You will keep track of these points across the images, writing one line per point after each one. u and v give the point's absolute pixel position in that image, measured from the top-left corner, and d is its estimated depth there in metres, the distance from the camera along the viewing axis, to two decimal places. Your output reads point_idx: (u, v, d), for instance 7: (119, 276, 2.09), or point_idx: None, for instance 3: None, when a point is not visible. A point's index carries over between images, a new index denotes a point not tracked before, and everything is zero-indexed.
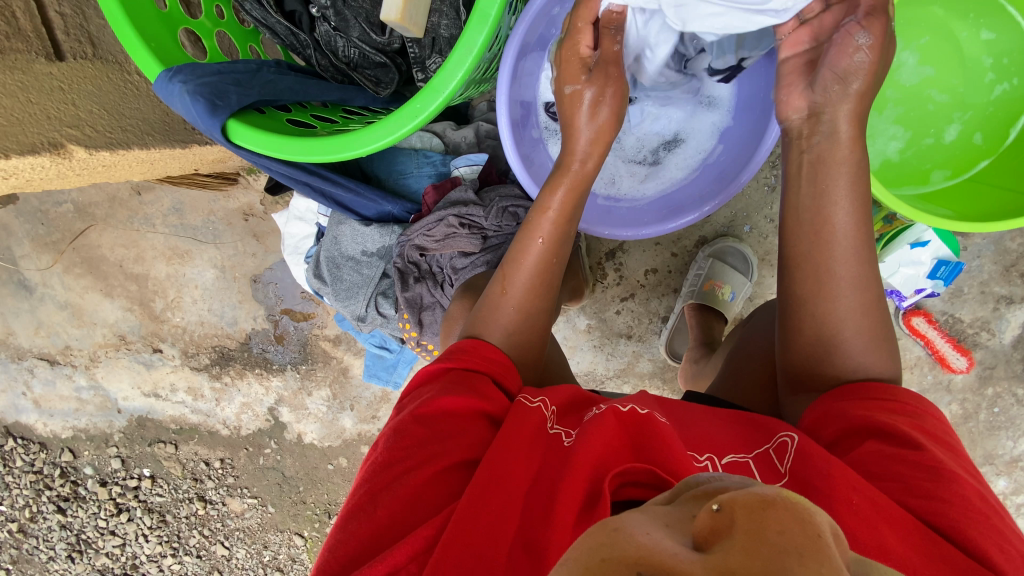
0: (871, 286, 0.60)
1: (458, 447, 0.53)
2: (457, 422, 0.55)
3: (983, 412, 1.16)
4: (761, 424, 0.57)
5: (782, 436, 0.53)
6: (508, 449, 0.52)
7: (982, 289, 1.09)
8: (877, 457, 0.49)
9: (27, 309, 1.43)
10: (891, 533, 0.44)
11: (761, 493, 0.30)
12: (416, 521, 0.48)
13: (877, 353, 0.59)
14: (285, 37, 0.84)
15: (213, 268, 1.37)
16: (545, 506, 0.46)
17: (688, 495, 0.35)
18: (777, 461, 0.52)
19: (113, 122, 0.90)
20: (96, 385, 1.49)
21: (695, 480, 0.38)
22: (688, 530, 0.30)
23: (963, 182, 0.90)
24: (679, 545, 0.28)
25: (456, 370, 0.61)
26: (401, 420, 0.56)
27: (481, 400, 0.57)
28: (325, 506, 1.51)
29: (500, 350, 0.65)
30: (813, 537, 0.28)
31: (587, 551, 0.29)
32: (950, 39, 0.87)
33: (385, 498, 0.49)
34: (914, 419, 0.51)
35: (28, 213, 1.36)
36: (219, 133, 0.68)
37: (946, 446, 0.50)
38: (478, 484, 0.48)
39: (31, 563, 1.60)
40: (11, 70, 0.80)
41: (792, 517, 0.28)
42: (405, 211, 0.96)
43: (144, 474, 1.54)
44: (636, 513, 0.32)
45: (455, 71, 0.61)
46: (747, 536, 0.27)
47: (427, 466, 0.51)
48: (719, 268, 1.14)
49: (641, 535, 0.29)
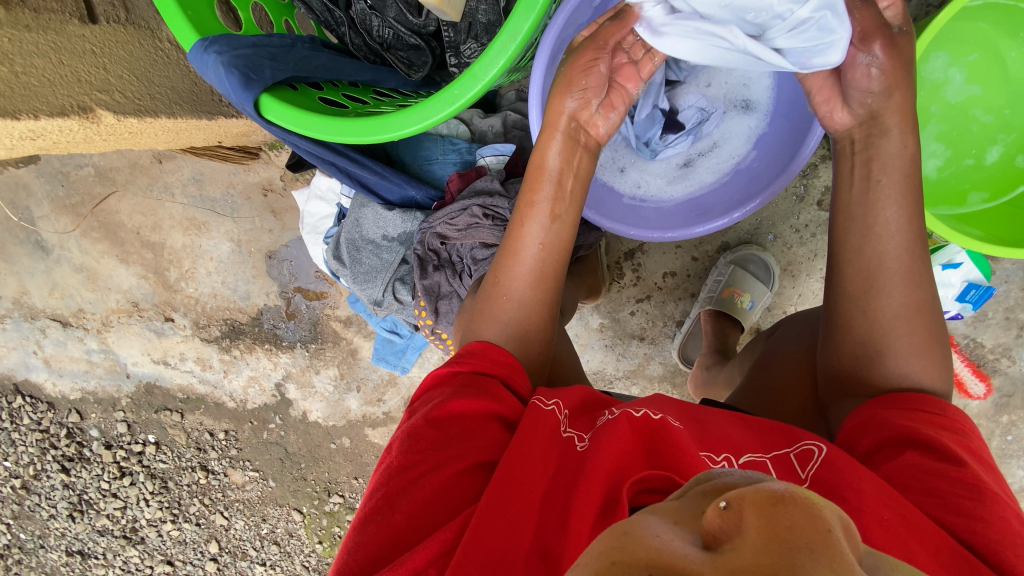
0: (915, 302, 0.58)
1: (471, 450, 0.53)
2: (471, 426, 0.55)
3: (996, 439, 1.14)
4: (784, 429, 0.56)
5: (807, 444, 0.52)
6: (522, 453, 0.51)
7: (1007, 315, 1.07)
8: (915, 470, 0.49)
9: (42, 269, 1.44)
10: (921, 548, 0.43)
11: (771, 489, 0.28)
12: (433, 525, 0.48)
13: (905, 379, 0.57)
14: (320, 13, 0.83)
15: (229, 242, 1.37)
16: (561, 511, 0.46)
17: (697, 491, 0.34)
18: (799, 466, 0.51)
19: (142, 89, 0.89)
20: (106, 350, 1.50)
21: (707, 475, 0.36)
22: (697, 527, 0.29)
23: (1001, 206, 0.88)
24: (688, 545, 0.27)
25: (467, 373, 0.60)
26: (415, 423, 0.56)
27: (493, 403, 0.57)
28: (325, 484, 1.52)
29: (510, 352, 0.64)
30: (824, 532, 0.26)
31: (598, 554, 0.28)
32: (997, 58, 0.84)
33: (402, 502, 0.49)
34: (957, 438, 0.51)
35: (49, 174, 1.36)
36: (252, 107, 0.67)
37: (986, 469, 0.49)
38: (494, 488, 0.48)
39: (32, 520, 1.62)
40: (44, 31, 0.80)
41: (803, 514, 0.27)
42: (428, 198, 0.95)
43: (149, 440, 1.55)
44: (647, 514, 0.32)
45: (496, 58, 0.60)
46: (758, 535, 0.26)
47: (443, 469, 0.51)
48: (739, 276, 1.12)
49: (652, 537, 0.28)
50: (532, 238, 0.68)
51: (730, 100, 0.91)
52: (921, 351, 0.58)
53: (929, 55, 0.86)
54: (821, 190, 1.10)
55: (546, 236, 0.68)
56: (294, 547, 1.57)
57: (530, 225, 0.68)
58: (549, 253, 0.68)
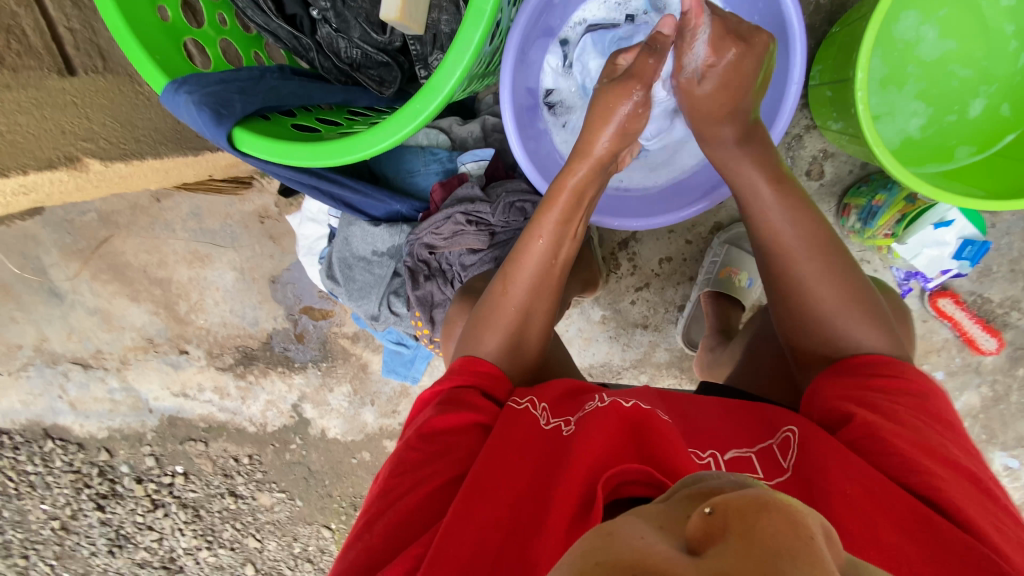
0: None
1: (448, 464, 0.54)
2: (448, 440, 0.57)
3: (1014, 394, 1.12)
4: (765, 418, 0.59)
5: (784, 433, 0.55)
6: (497, 456, 0.52)
7: (1012, 268, 1.05)
8: (868, 438, 0.51)
9: (58, 316, 1.48)
10: (885, 521, 0.45)
11: (755, 494, 0.29)
12: (413, 538, 0.49)
13: None
14: (288, 41, 0.84)
15: (233, 271, 1.40)
16: (538, 510, 0.46)
17: (684, 494, 0.34)
18: (781, 456, 0.54)
19: (126, 133, 0.93)
20: (128, 387, 1.54)
21: (694, 478, 0.37)
22: (681, 534, 0.30)
23: (989, 157, 0.87)
24: (672, 549, 0.28)
25: (446, 388, 0.63)
26: (398, 449, 0.58)
27: (471, 412, 0.59)
28: (350, 499, 1.55)
29: (491, 361, 0.66)
30: (806, 539, 0.26)
31: (581, 555, 0.29)
32: (972, 10, 0.83)
33: (381, 523, 0.51)
34: (910, 410, 0.53)
35: (54, 223, 1.40)
36: (225, 141, 0.69)
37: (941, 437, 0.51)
38: (468, 494, 0.49)
39: (75, 558, 1.67)
40: (23, 88, 0.82)
41: (785, 520, 0.27)
42: (414, 210, 0.97)
43: (177, 471, 1.59)
44: (632, 518, 0.32)
45: (453, 69, 0.61)
46: (740, 542, 0.27)
47: (420, 487, 0.53)
48: (735, 255, 1.12)
49: (636, 540, 0.29)
50: (545, 248, 0.69)
51: None
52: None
53: (899, 15, 0.85)
54: (808, 160, 1.08)
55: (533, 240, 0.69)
56: (327, 563, 1.59)
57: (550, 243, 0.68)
58: (533, 258, 0.69)
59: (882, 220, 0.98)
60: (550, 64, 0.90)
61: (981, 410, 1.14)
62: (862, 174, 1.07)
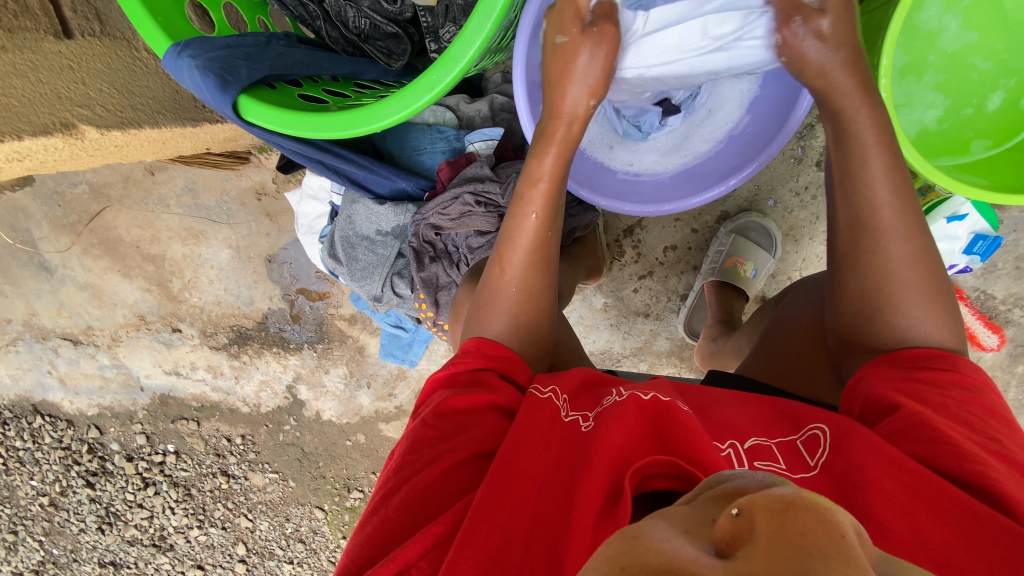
0: (907, 253, 0.59)
1: (465, 443, 0.54)
2: (464, 420, 0.56)
3: (1011, 390, 1.13)
4: (788, 414, 0.57)
5: (813, 430, 0.54)
6: (519, 441, 0.52)
7: (1017, 265, 1.05)
8: (914, 429, 0.50)
9: (48, 290, 1.44)
10: (927, 518, 0.44)
11: (781, 494, 0.28)
12: (430, 515, 0.49)
13: (918, 315, 0.58)
14: (294, 8, 0.81)
15: (228, 248, 1.37)
16: (566, 496, 0.46)
17: (708, 495, 0.33)
18: (808, 454, 0.52)
19: (123, 100, 0.89)
20: (118, 364, 1.52)
21: (717, 479, 0.36)
22: (709, 536, 0.29)
23: (1004, 152, 0.87)
24: (701, 551, 0.27)
25: (462, 370, 0.62)
26: (413, 427, 0.58)
27: (488, 393, 0.58)
28: (344, 481, 1.54)
29: (504, 344, 0.65)
30: (836, 537, 0.26)
31: (607, 559, 0.28)
32: (994, 2, 0.80)
33: (396, 498, 0.51)
34: (961, 404, 0.52)
35: (44, 195, 1.36)
36: (231, 110, 0.66)
37: (989, 430, 0.50)
38: (494, 476, 0.48)
39: (63, 535, 1.65)
40: (18, 49, 0.79)
41: (815, 519, 0.26)
42: (420, 188, 0.94)
43: (169, 450, 1.57)
44: (657, 521, 0.31)
45: (472, 40, 0.59)
46: (770, 541, 0.26)
47: (436, 464, 0.52)
48: (741, 245, 1.10)
49: (662, 542, 0.28)
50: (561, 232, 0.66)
51: None
52: (912, 297, 0.58)
53: (923, 4, 0.83)
54: (819, 151, 1.07)
55: (528, 214, 0.67)
56: (319, 544, 1.59)
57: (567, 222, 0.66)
58: (539, 237, 0.67)
59: None
60: None
61: None
62: None
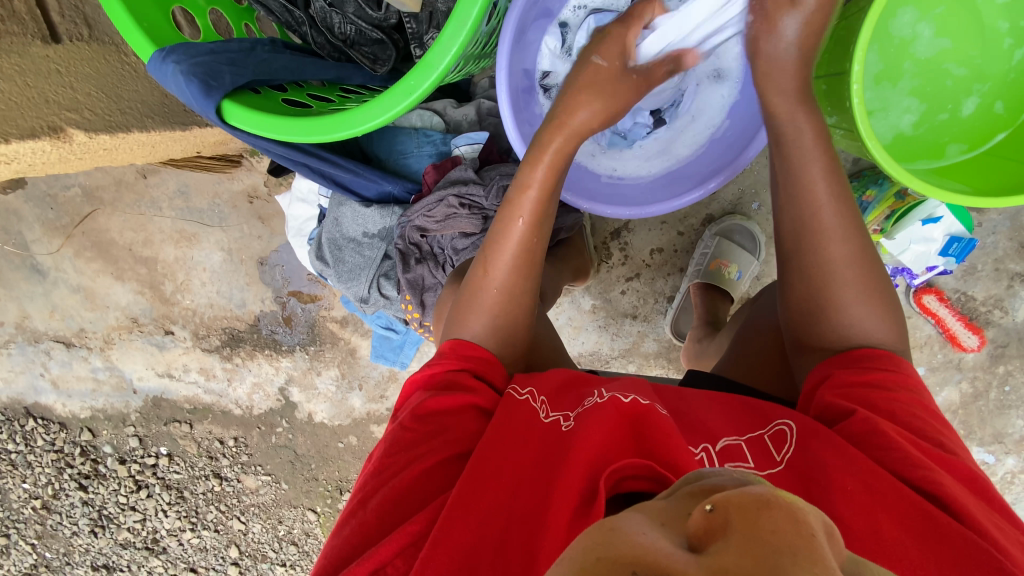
0: (861, 249, 0.60)
1: (443, 445, 0.55)
2: (442, 421, 0.57)
3: (993, 390, 1.14)
4: (758, 409, 0.59)
5: (779, 425, 0.55)
6: (497, 442, 0.53)
7: (996, 266, 1.07)
8: (868, 434, 0.51)
9: (41, 293, 1.45)
10: (887, 518, 0.45)
11: (757, 492, 0.29)
12: (406, 516, 0.50)
13: (885, 314, 0.59)
14: (280, 15, 0.82)
15: (220, 251, 1.38)
16: (541, 497, 0.47)
17: (685, 491, 0.34)
18: (774, 449, 0.53)
19: (112, 105, 0.90)
20: (111, 367, 1.52)
21: (695, 475, 0.37)
22: (683, 530, 0.30)
23: (980, 156, 0.88)
24: (674, 546, 0.28)
25: (442, 370, 0.63)
26: (393, 427, 0.59)
27: (468, 394, 0.59)
28: (336, 483, 1.55)
29: (479, 346, 0.66)
30: (807, 536, 0.27)
31: (583, 550, 0.29)
32: (967, 7, 0.83)
33: (375, 499, 0.52)
34: (909, 407, 0.53)
35: (37, 198, 1.37)
36: (214, 114, 0.67)
37: (936, 435, 0.52)
38: (469, 477, 0.50)
39: (56, 538, 1.65)
40: (8, 54, 0.82)
41: (786, 517, 0.27)
42: (406, 191, 0.96)
43: (161, 453, 1.58)
44: (633, 514, 0.32)
45: (448, 46, 0.60)
46: (742, 539, 0.27)
47: (415, 465, 0.54)
48: (725, 247, 1.13)
49: (637, 535, 0.29)
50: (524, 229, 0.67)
51: (703, 71, 0.87)
52: (876, 295, 0.60)
53: (896, 11, 0.85)
54: None
55: (514, 217, 0.68)
56: (311, 546, 1.59)
57: (524, 216, 0.67)
58: (536, 241, 0.69)
59: (872, 216, 1.01)
60: (550, 45, 0.88)
61: (962, 406, 1.16)
62: (854, 170, 1.08)
